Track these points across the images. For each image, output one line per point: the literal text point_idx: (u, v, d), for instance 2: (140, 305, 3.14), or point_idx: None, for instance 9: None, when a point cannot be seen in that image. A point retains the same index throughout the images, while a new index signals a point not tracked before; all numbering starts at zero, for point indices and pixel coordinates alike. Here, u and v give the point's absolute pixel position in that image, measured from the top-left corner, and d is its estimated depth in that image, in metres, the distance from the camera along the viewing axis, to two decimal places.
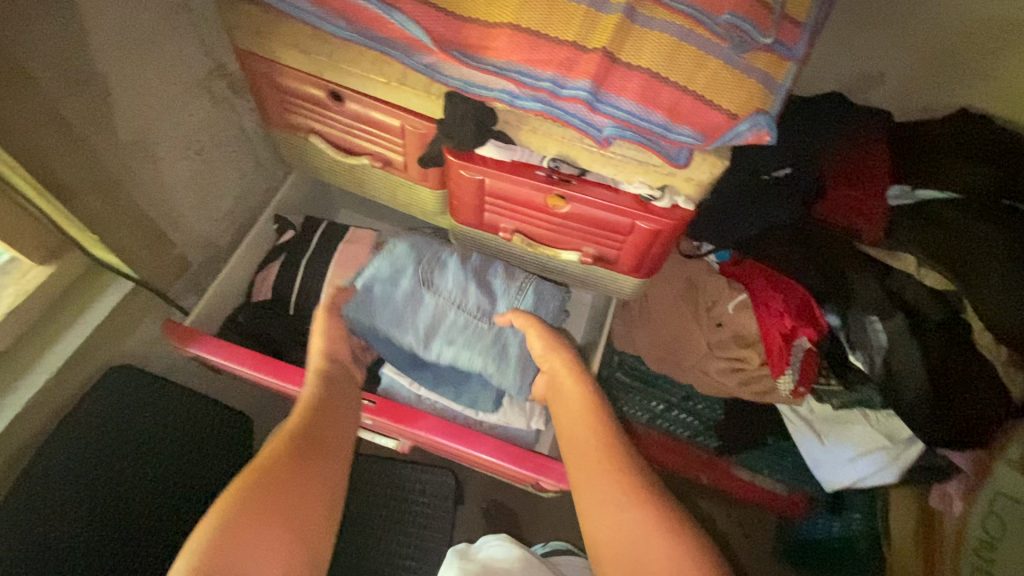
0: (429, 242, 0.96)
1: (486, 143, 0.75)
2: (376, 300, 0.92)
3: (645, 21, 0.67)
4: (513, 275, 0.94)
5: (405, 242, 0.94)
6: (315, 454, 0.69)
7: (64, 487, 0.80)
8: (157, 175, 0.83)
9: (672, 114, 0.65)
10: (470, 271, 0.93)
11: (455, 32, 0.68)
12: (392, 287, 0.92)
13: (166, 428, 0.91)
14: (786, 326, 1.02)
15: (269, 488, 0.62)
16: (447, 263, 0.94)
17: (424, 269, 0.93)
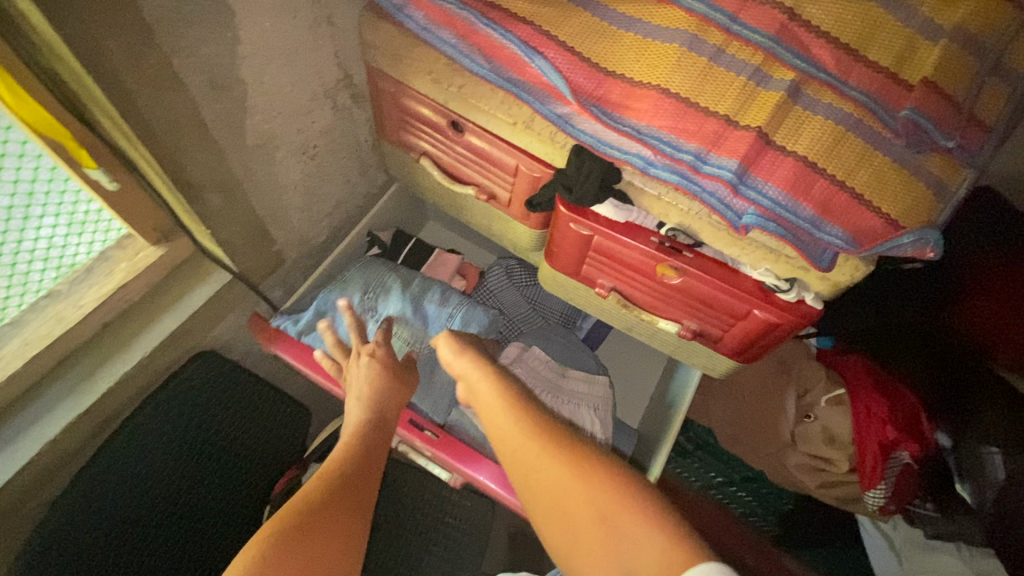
0: (376, 268, 1.03)
1: (604, 201, 0.71)
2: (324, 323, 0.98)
3: (809, 102, 0.61)
4: (446, 300, 0.99)
5: (354, 270, 1.03)
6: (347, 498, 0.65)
7: (145, 459, 0.83)
8: (272, 176, 0.85)
9: (822, 210, 0.59)
10: (409, 294, 0.99)
11: (596, 86, 0.65)
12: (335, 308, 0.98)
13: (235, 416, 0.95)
14: (887, 436, 0.92)
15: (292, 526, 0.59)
16: (389, 286, 1.01)
17: (368, 293, 1.00)
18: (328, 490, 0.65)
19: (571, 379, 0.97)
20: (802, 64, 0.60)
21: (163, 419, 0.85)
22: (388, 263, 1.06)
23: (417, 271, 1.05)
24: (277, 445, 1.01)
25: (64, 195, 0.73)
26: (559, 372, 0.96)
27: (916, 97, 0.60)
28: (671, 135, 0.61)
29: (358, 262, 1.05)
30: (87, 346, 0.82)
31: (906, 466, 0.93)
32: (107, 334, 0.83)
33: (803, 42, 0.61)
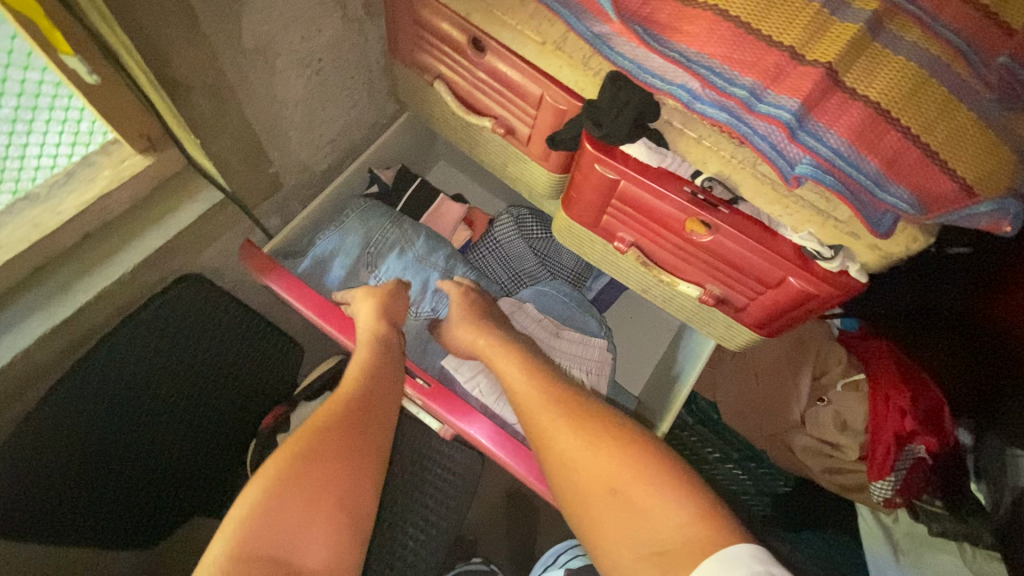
0: (380, 219, 0.99)
1: (637, 141, 0.63)
2: (320, 268, 0.96)
3: (889, 39, 0.52)
4: (451, 271, 0.99)
5: (356, 216, 0.99)
6: (358, 427, 0.70)
7: (118, 388, 0.81)
8: (271, 90, 0.77)
9: (889, 167, 0.51)
10: (415, 257, 0.98)
11: (642, 0, 0.55)
12: (336, 257, 0.96)
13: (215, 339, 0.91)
14: (904, 428, 0.87)
15: (309, 461, 0.64)
16: (392, 244, 0.98)
17: (371, 246, 0.97)
18: (329, 431, 0.68)
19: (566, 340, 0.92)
20: None
21: (148, 343, 0.82)
22: (394, 212, 1.01)
23: (422, 229, 1.01)
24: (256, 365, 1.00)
25: (43, 86, 0.66)
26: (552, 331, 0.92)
27: (1015, 44, 0.51)
28: (724, 65, 0.53)
29: (359, 207, 1.00)
30: (66, 256, 0.76)
31: (919, 460, 0.88)
32: (89, 246, 0.77)
33: None
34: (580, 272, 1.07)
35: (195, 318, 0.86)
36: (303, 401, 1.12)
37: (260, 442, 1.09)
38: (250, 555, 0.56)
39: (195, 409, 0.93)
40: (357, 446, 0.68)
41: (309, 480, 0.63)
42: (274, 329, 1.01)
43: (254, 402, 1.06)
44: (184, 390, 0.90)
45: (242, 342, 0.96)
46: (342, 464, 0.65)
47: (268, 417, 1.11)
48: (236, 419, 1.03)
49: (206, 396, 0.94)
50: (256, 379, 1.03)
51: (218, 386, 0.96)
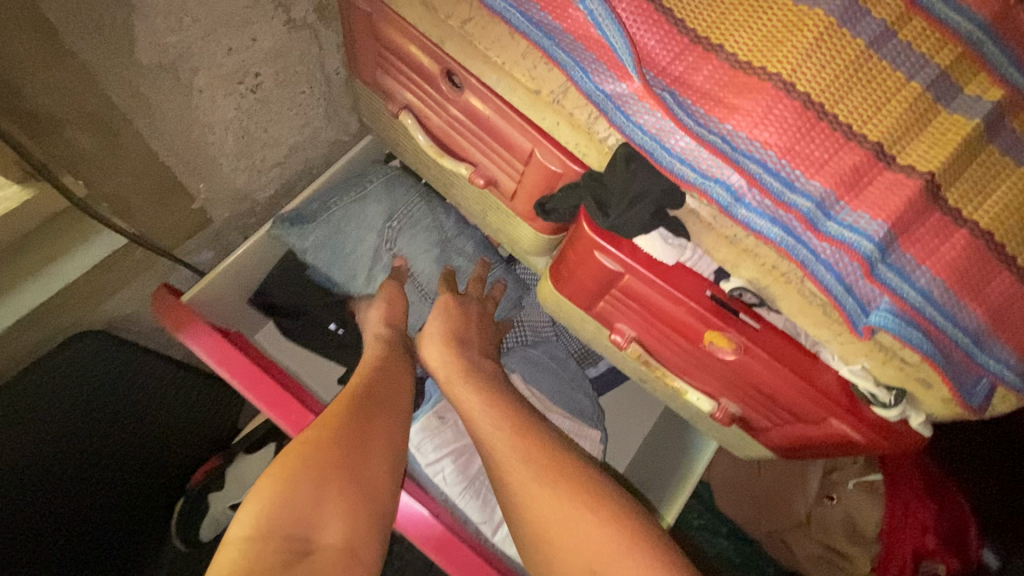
0: (408, 190, 0.84)
1: (652, 234, 0.48)
2: (330, 240, 0.80)
3: (1011, 144, 0.38)
4: (477, 259, 0.85)
5: (380, 184, 0.83)
6: (375, 410, 0.60)
7: (27, 454, 0.66)
8: (188, 114, 0.60)
9: (993, 321, 0.38)
10: (441, 237, 0.83)
11: (675, 56, 0.40)
12: (351, 226, 0.81)
13: (127, 392, 0.77)
14: (925, 544, 0.75)
15: (340, 440, 0.55)
16: (419, 220, 0.83)
17: (394, 217, 0.81)
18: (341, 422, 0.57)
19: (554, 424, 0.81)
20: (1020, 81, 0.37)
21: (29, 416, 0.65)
22: (423, 187, 0.86)
23: (451, 210, 0.87)
24: (183, 409, 0.87)
25: None
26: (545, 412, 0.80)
27: None
28: (782, 161, 0.38)
29: (383, 175, 0.84)
30: None
31: None
32: None
33: None
34: (585, 353, 0.94)
35: (88, 378, 0.70)
36: (240, 453, 0.99)
37: (187, 498, 0.95)
38: (270, 534, 0.47)
39: (103, 478, 0.77)
40: (378, 417, 0.60)
41: (329, 457, 0.53)
42: (193, 376, 0.86)
43: (188, 454, 0.93)
44: (85, 460, 0.73)
45: (151, 394, 0.81)
46: (361, 448, 0.56)
47: (198, 470, 0.96)
48: (153, 481, 0.88)
49: (127, 449, 0.80)
50: (177, 434, 0.88)
51: (130, 448, 0.80)
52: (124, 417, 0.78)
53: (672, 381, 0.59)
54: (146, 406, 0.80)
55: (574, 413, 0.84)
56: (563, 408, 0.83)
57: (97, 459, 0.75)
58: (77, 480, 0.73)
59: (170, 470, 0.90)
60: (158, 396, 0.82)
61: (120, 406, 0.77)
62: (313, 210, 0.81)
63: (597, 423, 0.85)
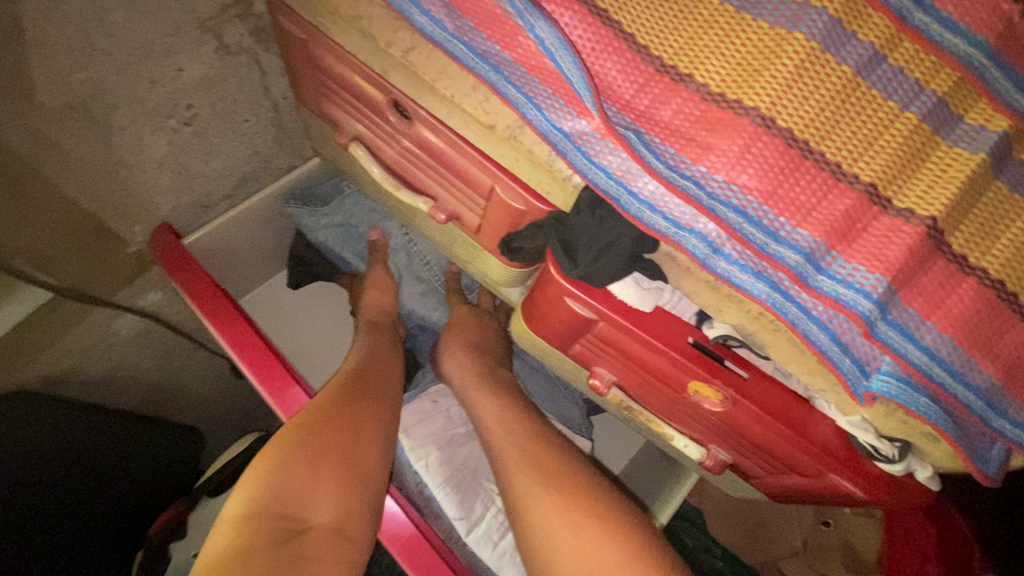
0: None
1: (626, 278, 0.43)
2: (343, 222, 0.82)
3: (1019, 177, 0.33)
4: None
5: None
6: (364, 401, 0.58)
7: None
8: (110, 155, 0.54)
9: (1006, 379, 0.34)
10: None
11: (640, 89, 0.36)
12: (365, 212, 0.82)
13: (66, 450, 0.70)
14: (925, 572, 0.71)
15: (331, 425, 0.53)
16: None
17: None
18: (330, 406, 0.55)
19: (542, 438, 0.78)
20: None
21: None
22: None
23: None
24: (134, 458, 0.81)
25: None
26: None
27: None
28: (765, 209, 0.34)
29: None
30: None
31: None
32: None
33: None
34: None
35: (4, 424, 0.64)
36: (205, 496, 0.93)
37: (146, 550, 0.88)
38: (260, 511, 0.45)
39: (64, 518, 0.71)
40: (364, 406, 0.57)
41: (318, 440, 0.51)
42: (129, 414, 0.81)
43: (149, 505, 0.87)
44: (36, 513, 0.67)
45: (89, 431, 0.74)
46: (353, 429, 0.54)
47: (158, 519, 0.91)
48: (116, 522, 0.80)
49: (81, 499, 0.73)
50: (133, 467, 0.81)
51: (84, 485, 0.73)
52: (68, 476, 0.71)
53: (659, 428, 0.55)
54: (91, 465, 0.74)
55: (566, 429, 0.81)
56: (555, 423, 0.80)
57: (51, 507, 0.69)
58: (29, 523, 0.67)
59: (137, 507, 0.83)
60: (101, 446, 0.75)
61: (61, 468, 0.70)
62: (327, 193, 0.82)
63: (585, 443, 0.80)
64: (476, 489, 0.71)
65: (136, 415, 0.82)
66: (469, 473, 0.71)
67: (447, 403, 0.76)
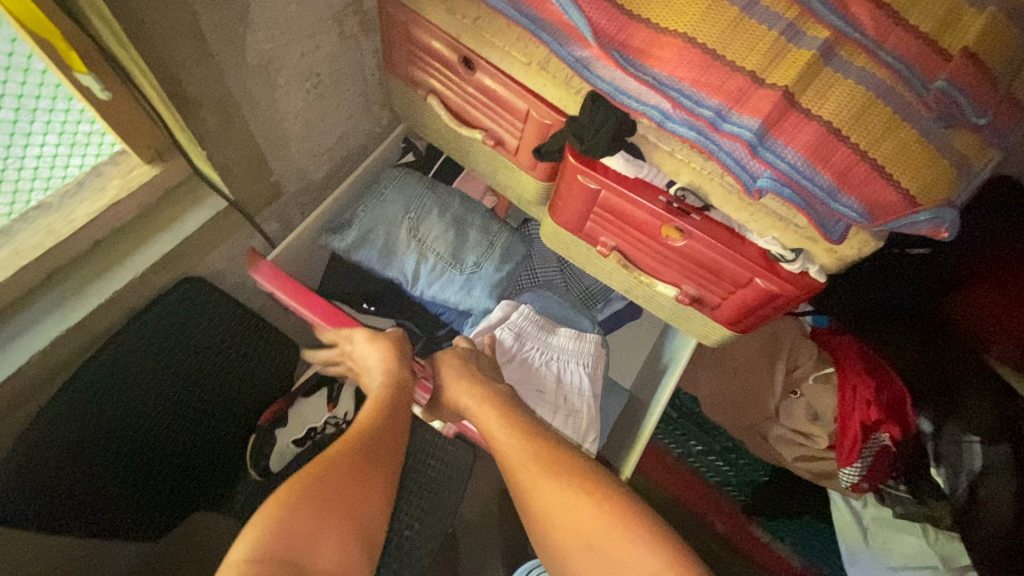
0: (415, 186, 0.99)
1: (615, 154, 0.69)
2: (361, 240, 0.96)
3: (840, 65, 0.57)
4: (487, 229, 1.00)
5: (393, 187, 0.99)
6: (366, 464, 0.72)
7: (129, 371, 0.85)
8: (273, 105, 0.82)
9: (840, 180, 0.57)
10: (451, 217, 0.99)
11: (619, 28, 0.61)
12: (380, 227, 0.96)
13: (213, 334, 0.94)
14: (871, 417, 0.93)
15: (333, 480, 0.68)
16: (431, 208, 0.98)
17: (410, 212, 0.97)
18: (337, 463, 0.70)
19: (562, 338, 0.97)
20: (839, 23, 0.56)
21: (99, 389, 0.82)
22: (425, 179, 1.01)
23: (451, 190, 1.02)
24: (255, 359, 1.04)
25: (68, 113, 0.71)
26: (549, 331, 0.97)
27: (954, 68, 0.57)
28: (693, 88, 0.59)
29: (393, 177, 1.00)
30: (79, 261, 0.80)
31: (884, 447, 0.95)
32: (100, 251, 0.81)
33: None
34: (590, 297, 1.13)
35: (151, 336, 0.85)
36: (299, 397, 1.19)
37: (259, 433, 1.13)
38: (265, 557, 0.57)
39: (195, 384, 0.95)
40: (368, 470, 0.72)
41: (317, 499, 0.65)
42: (248, 314, 0.99)
43: (258, 399, 1.10)
44: (179, 372, 0.92)
45: (203, 354, 0.94)
46: (357, 481, 0.70)
47: (267, 410, 1.14)
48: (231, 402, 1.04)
49: (210, 373, 0.97)
50: (231, 384, 1.02)
51: (185, 401, 0.95)
52: (207, 352, 0.95)
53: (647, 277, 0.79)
54: (223, 351, 0.97)
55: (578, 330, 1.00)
56: (568, 326, 1.00)
57: (189, 372, 0.93)
58: (175, 377, 0.92)
59: (239, 408, 1.07)
60: (236, 341, 0.98)
61: (206, 344, 0.94)
62: (347, 218, 0.97)
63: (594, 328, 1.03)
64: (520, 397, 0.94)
65: (268, 328, 1.03)
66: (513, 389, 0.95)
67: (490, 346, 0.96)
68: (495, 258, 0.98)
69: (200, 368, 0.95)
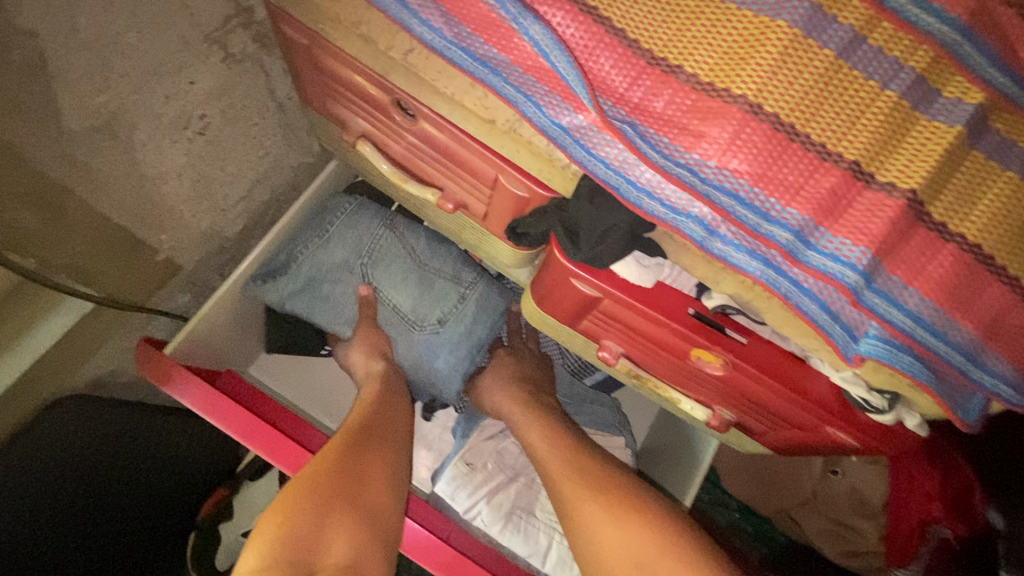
0: (369, 221, 0.77)
1: (625, 258, 0.47)
2: (302, 289, 0.76)
3: (995, 146, 0.35)
4: (459, 277, 0.77)
5: (342, 223, 0.77)
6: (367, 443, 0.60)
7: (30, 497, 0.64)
8: (135, 169, 0.58)
9: (988, 336, 0.36)
10: (414, 265, 0.77)
11: (632, 86, 0.37)
12: (324, 276, 0.76)
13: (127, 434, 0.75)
14: (929, 513, 0.75)
15: (341, 469, 0.55)
16: (388, 251, 0.77)
17: (362, 256, 0.76)
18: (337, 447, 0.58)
19: None
20: (1001, 80, 0.34)
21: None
22: (388, 211, 0.79)
23: (418, 227, 0.80)
24: (185, 449, 0.85)
25: None
26: None
27: None
28: (754, 191, 0.36)
29: (345, 208, 0.77)
30: None
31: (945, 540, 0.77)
32: None
33: (1003, 36, 0.34)
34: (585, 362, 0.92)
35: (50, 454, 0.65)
36: (246, 480, 0.96)
37: (198, 532, 0.91)
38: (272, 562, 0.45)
39: (126, 486, 0.75)
40: (367, 449, 0.59)
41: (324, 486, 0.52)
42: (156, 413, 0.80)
43: (193, 494, 0.89)
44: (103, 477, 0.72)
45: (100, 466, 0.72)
46: (367, 468, 0.57)
47: (207, 502, 0.93)
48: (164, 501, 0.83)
49: (140, 469, 0.77)
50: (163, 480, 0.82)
51: (114, 507, 0.74)
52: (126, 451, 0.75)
53: (667, 392, 0.58)
54: (147, 447, 0.78)
55: (599, 426, 0.84)
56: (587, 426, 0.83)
57: (114, 473, 0.73)
58: (97, 483, 0.71)
59: (156, 521, 0.82)
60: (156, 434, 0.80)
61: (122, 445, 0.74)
62: (286, 259, 0.76)
63: (619, 428, 0.84)
64: (535, 523, 0.73)
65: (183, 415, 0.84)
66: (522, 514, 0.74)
67: (484, 457, 0.77)
68: (466, 318, 0.77)
69: (125, 466, 0.75)
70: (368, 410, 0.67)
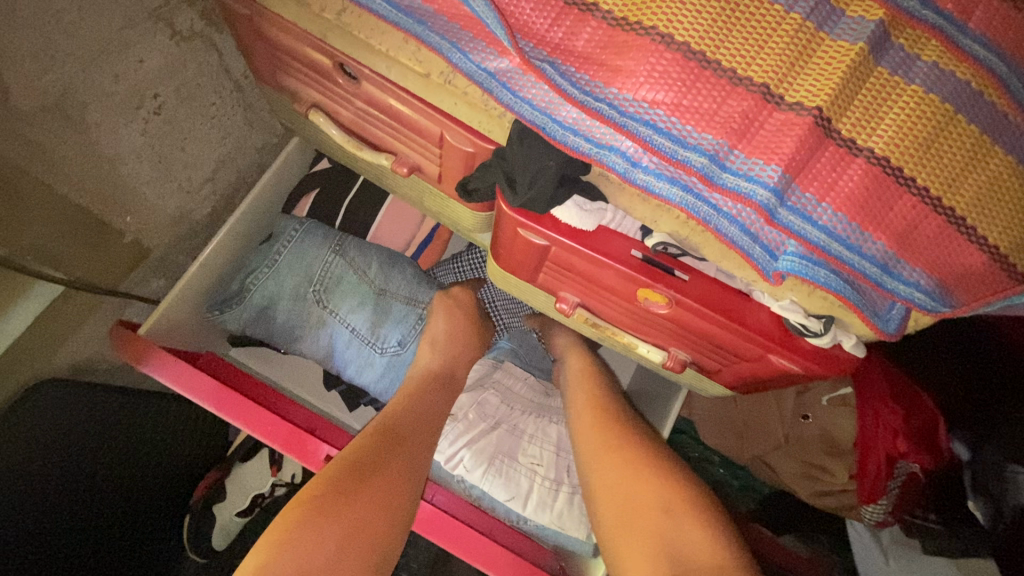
0: (318, 249, 0.78)
1: (565, 202, 0.49)
2: (257, 317, 0.76)
3: (898, 61, 0.35)
4: (415, 297, 0.82)
5: (291, 250, 0.77)
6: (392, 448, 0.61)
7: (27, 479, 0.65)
8: (92, 149, 0.60)
9: (900, 245, 0.38)
10: (371, 289, 0.79)
11: (549, 25, 0.38)
12: (279, 303, 0.76)
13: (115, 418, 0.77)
14: (896, 449, 0.77)
15: (352, 478, 0.56)
16: (342, 277, 0.78)
17: (315, 284, 0.77)
18: (361, 453, 0.59)
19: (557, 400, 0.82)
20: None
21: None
22: (336, 233, 0.80)
23: (370, 250, 0.81)
24: (177, 429, 0.87)
25: None
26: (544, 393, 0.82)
27: None
28: (670, 120, 0.38)
29: (292, 235, 0.77)
30: None
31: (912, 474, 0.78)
32: None
33: None
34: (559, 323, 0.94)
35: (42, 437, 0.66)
36: (236, 462, 0.99)
37: (193, 515, 0.93)
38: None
39: (122, 470, 0.77)
40: (388, 456, 0.60)
41: (330, 502, 0.53)
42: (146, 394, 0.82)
43: (187, 472, 0.92)
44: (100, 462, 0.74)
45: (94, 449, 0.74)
46: (384, 474, 0.58)
47: (200, 484, 0.95)
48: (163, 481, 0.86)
49: (135, 451, 0.79)
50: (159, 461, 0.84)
51: (114, 490, 0.76)
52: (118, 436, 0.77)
53: (623, 337, 0.61)
54: (139, 428, 0.80)
55: None
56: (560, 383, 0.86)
57: (109, 456, 0.75)
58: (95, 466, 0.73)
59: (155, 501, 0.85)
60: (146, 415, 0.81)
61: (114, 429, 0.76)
62: (236, 289, 0.76)
63: None
64: (518, 468, 0.72)
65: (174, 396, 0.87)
66: (505, 459, 0.72)
67: (464, 409, 0.76)
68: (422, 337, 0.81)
69: (118, 449, 0.77)
70: (396, 414, 0.66)
